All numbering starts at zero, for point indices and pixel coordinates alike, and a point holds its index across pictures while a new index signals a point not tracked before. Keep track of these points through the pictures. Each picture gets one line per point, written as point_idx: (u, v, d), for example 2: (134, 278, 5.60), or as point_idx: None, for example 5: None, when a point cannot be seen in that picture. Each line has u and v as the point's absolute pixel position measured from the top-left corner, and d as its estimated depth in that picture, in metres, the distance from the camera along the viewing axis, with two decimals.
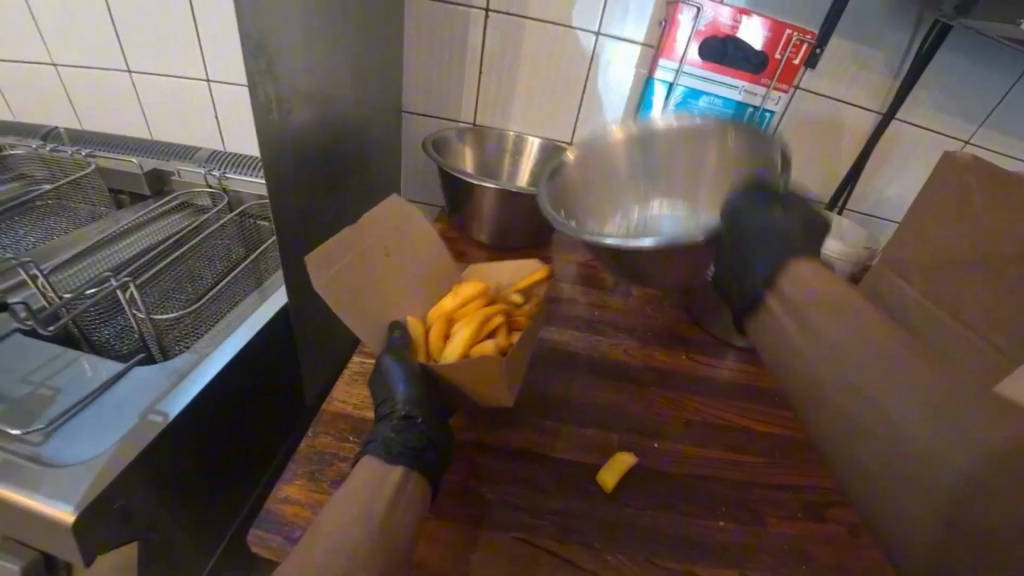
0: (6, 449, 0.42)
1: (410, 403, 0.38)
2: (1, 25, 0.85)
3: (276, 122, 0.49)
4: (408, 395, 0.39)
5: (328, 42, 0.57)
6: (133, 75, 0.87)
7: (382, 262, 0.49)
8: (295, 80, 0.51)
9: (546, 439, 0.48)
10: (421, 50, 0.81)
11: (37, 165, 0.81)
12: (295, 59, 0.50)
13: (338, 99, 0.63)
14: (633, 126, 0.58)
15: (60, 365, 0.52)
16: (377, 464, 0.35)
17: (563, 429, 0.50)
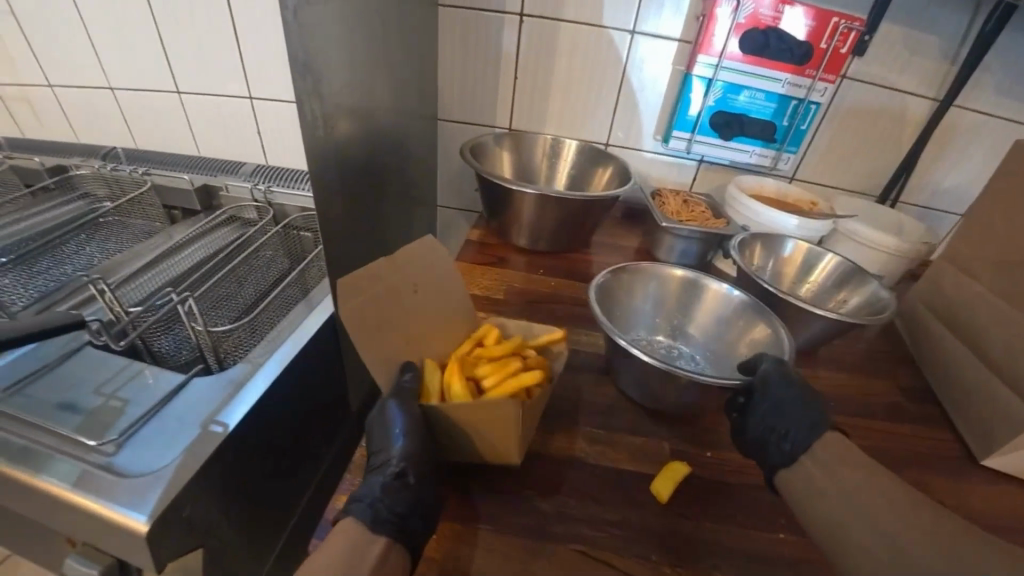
0: (83, 459, 0.45)
1: (405, 458, 0.37)
2: (63, 54, 0.90)
3: (322, 139, 0.50)
4: (405, 449, 0.38)
5: (368, 56, 0.58)
6: (183, 96, 0.91)
7: (410, 294, 0.50)
8: (338, 95, 0.52)
9: (596, 448, 0.47)
10: (456, 58, 0.81)
11: (99, 184, 0.86)
12: (337, 74, 0.51)
13: (378, 112, 0.64)
14: (692, 273, 0.59)
15: (128, 377, 0.55)
16: (360, 528, 0.34)
17: (613, 437, 0.49)
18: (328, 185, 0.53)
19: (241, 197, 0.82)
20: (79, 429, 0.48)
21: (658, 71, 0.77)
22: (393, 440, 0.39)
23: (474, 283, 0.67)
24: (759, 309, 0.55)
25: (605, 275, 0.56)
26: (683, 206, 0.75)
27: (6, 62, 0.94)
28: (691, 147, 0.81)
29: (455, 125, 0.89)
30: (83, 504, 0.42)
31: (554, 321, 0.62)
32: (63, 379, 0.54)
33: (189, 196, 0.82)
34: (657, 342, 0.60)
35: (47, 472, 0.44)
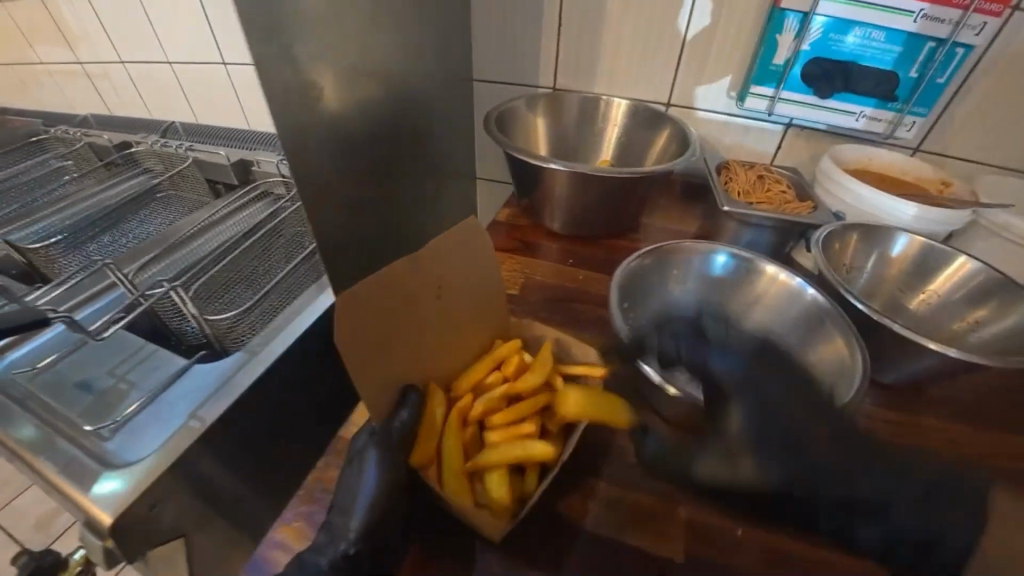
0: (81, 443, 0.46)
1: (359, 537, 0.32)
2: (126, 28, 0.93)
3: (292, 109, 0.43)
4: (361, 522, 0.33)
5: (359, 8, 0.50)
6: (229, 67, 0.90)
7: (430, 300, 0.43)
8: (315, 55, 0.45)
9: (587, 502, 0.38)
10: (492, 9, 0.71)
11: (154, 159, 0.90)
12: (313, 28, 0.43)
13: (380, 74, 0.56)
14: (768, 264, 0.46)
15: (139, 358, 0.56)
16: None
17: (617, 494, 0.39)
18: (307, 163, 0.47)
19: (271, 171, 0.81)
20: (85, 412, 0.50)
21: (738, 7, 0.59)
22: (356, 493, 0.34)
23: None
24: (836, 318, 0.41)
25: (636, 257, 0.45)
26: (756, 185, 0.59)
27: (87, 42, 0.99)
28: (774, 108, 0.64)
29: (495, 87, 0.79)
30: (67, 491, 0.43)
31: (571, 325, 0.51)
32: (86, 357, 0.56)
33: (225, 171, 0.82)
34: None
35: (46, 453, 0.45)
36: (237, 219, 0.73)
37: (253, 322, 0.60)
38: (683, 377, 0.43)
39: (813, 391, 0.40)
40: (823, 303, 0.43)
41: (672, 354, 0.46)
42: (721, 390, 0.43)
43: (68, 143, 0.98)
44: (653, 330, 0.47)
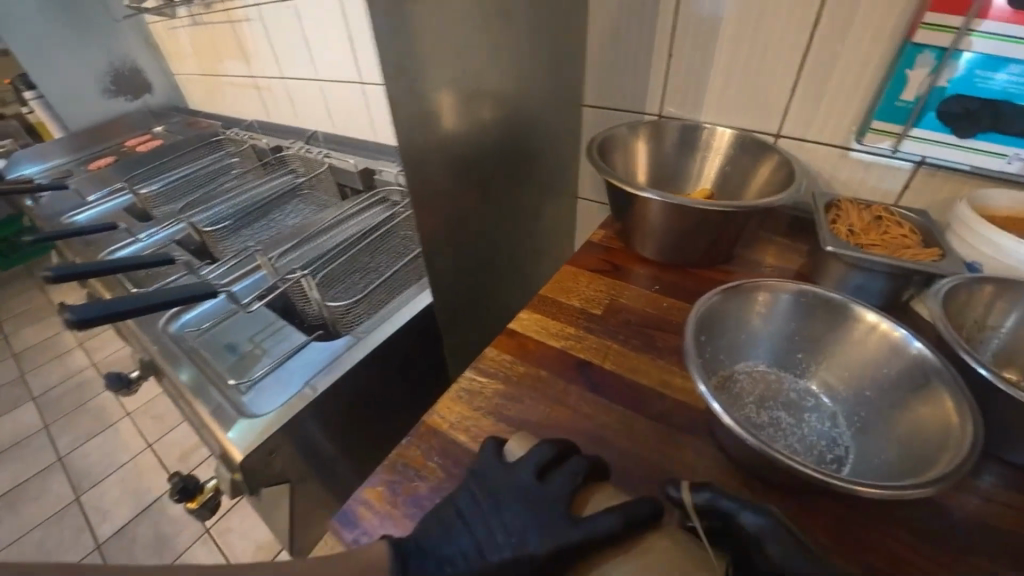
0: (226, 393, 0.57)
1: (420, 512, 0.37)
2: (291, 51, 1.09)
3: (406, 131, 0.49)
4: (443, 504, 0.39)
5: (472, 35, 0.55)
6: (363, 85, 1.01)
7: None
8: (430, 78, 0.50)
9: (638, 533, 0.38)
10: (603, 38, 0.72)
11: (299, 161, 1.04)
12: (430, 57, 0.49)
13: (486, 97, 0.61)
14: (887, 324, 0.41)
15: (272, 331, 0.67)
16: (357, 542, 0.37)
17: None
18: (413, 174, 0.53)
19: (390, 180, 0.90)
20: (231, 371, 0.61)
21: (871, 27, 0.53)
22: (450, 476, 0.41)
23: (572, 293, 0.59)
24: (940, 379, 0.37)
25: (719, 292, 0.45)
26: (868, 224, 0.55)
27: (258, 57, 1.19)
28: (899, 146, 0.56)
29: (600, 111, 0.80)
30: (215, 429, 0.54)
31: (646, 351, 0.51)
32: (235, 325, 0.68)
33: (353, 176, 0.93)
34: (781, 380, 0.46)
35: (201, 397, 0.57)
36: (359, 220, 0.83)
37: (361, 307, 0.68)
38: (758, 420, 0.42)
39: (903, 454, 0.36)
40: (931, 359, 0.38)
41: (749, 394, 0.45)
42: (800, 440, 0.41)
43: (238, 143, 1.18)
44: (731, 368, 0.46)
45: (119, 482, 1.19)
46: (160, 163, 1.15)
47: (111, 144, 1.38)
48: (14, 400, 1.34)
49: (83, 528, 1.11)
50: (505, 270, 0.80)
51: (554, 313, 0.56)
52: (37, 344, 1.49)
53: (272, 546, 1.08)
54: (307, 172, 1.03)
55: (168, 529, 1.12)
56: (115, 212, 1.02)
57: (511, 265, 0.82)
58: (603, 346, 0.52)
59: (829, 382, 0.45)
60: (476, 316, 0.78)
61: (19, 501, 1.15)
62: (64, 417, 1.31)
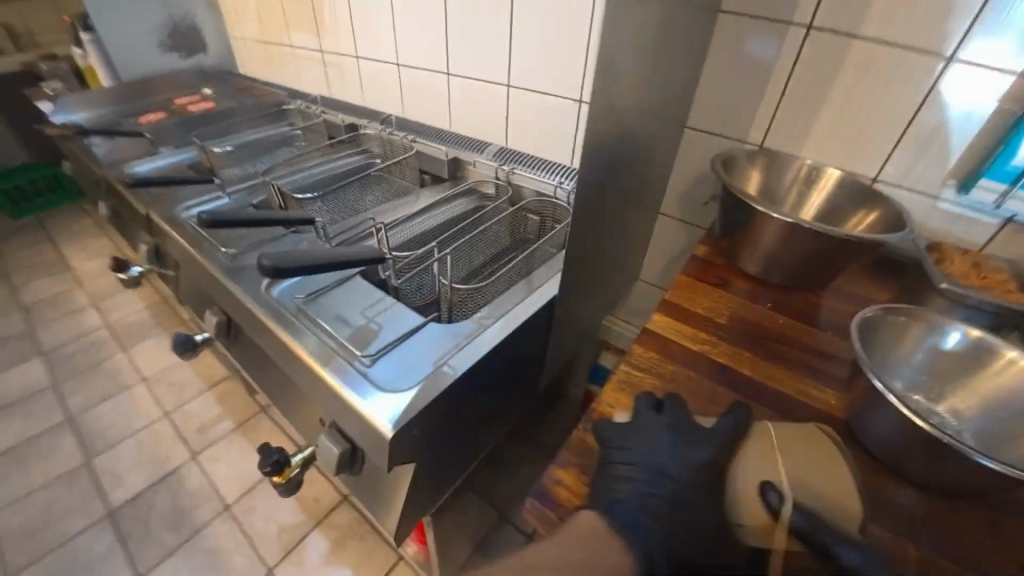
0: (351, 363, 0.55)
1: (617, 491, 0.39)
2: (376, 33, 1.09)
3: (590, 130, 0.51)
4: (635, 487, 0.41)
5: (646, 50, 0.57)
6: (450, 77, 1.02)
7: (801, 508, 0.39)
8: (614, 84, 0.53)
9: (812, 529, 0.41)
10: (720, 69, 0.78)
11: (376, 142, 1.02)
12: (619, 65, 0.51)
13: (636, 110, 0.63)
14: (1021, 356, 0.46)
15: (383, 307, 0.64)
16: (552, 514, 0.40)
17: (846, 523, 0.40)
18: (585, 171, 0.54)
19: (484, 173, 0.88)
20: (347, 334, 0.59)
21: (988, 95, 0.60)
22: None
23: (696, 302, 0.63)
24: None
25: (873, 309, 0.49)
26: (971, 269, 0.60)
27: (334, 33, 1.17)
28: (1002, 203, 0.63)
29: (701, 135, 0.85)
30: (352, 401, 0.51)
31: (775, 361, 0.56)
32: (345, 292, 0.67)
33: (440, 164, 0.91)
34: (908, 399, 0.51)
35: (331, 366, 0.55)
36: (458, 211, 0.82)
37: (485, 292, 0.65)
38: None
39: None
40: None
41: None
42: None
43: (306, 117, 1.16)
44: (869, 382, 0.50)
45: (135, 449, 1.15)
46: (221, 127, 1.12)
47: (156, 100, 1.34)
48: (21, 355, 1.28)
49: (95, 493, 1.06)
50: (600, 275, 0.82)
51: (684, 318, 0.60)
52: (46, 298, 1.43)
53: (297, 530, 1.05)
54: (384, 154, 1.01)
55: (186, 502, 1.08)
56: (178, 166, 1.00)
57: (605, 271, 0.83)
58: (737, 354, 0.56)
59: (956, 406, 0.49)
60: (572, 316, 0.78)
61: (28, 460, 1.09)
62: (75, 376, 1.26)
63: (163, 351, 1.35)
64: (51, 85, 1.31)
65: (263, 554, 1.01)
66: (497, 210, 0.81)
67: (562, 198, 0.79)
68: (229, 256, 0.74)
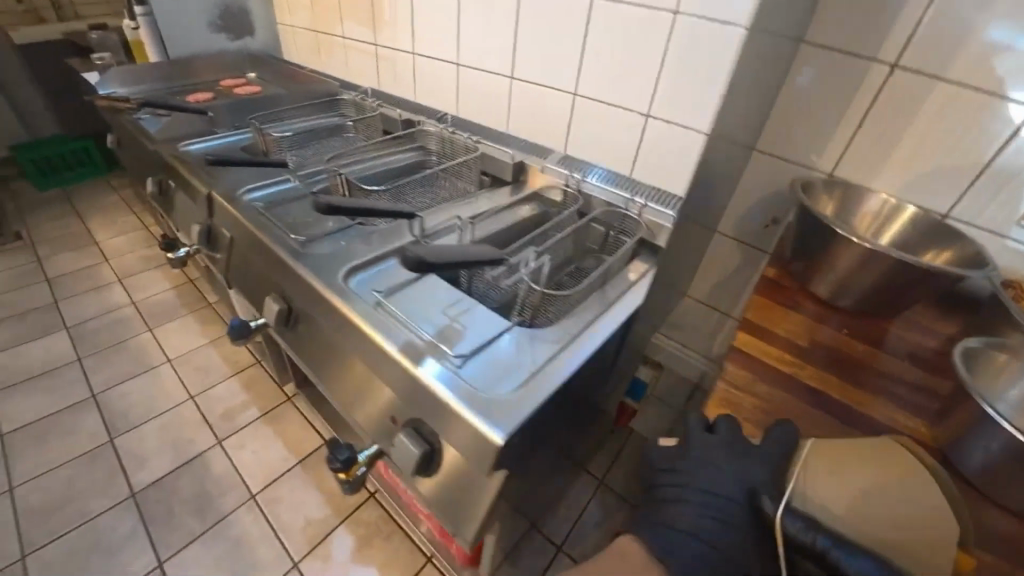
0: (442, 361, 0.54)
1: None
2: (437, 33, 1.09)
3: None
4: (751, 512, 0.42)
5: None
6: (513, 81, 1.01)
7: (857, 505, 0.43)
8: None
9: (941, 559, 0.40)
10: (796, 98, 0.80)
11: (435, 141, 1.01)
12: None
13: None
14: None
15: (466, 309, 0.63)
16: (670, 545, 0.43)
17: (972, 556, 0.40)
18: None
19: (551, 179, 0.88)
20: (432, 333, 0.58)
21: None
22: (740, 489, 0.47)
23: (777, 322, 0.65)
24: None
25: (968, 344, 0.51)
26: None
27: (391, 28, 1.17)
28: None
29: (769, 160, 0.86)
30: (447, 403, 0.49)
31: (863, 389, 0.56)
32: (421, 288, 0.65)
33: (504, 168, 0.91)
34: None
35: (420, 365, 0.53)
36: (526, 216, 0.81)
37: (569, 297, 0.63)
38: None
39: None
40: None
41: None
42: None
43: (360, 110, 1.15)
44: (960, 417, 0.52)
45: (159, 430, 1.14)
46: (277, 114, 1.11)
47: (199, 79, 1.33)
48: (47, 328, 1.31)
49: (118, 473, 1.06)
50: (663, 291, 0.82)
51: (767, 338, 0.61)
52: (71, 272, 1.47)
53: (323, 525, 1.02)
54: (444, 154, 1.00)
55: (211, 489, 1.06)
56: (229, 147, 0.99)
57: (667, 287, 0.83)
58: (826, 379, 0.56)
59: None
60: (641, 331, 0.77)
61: (51, 433, 1.10)
62: (99, 352, 1.28)
63: (188, 334, 1.36)
64: (99, 54, 1.37)
65: (288, 548, 0.98)
66: (567, 221, 0.80)
67: (635, 211, 0.79)
68: (298, 244, 0.72)
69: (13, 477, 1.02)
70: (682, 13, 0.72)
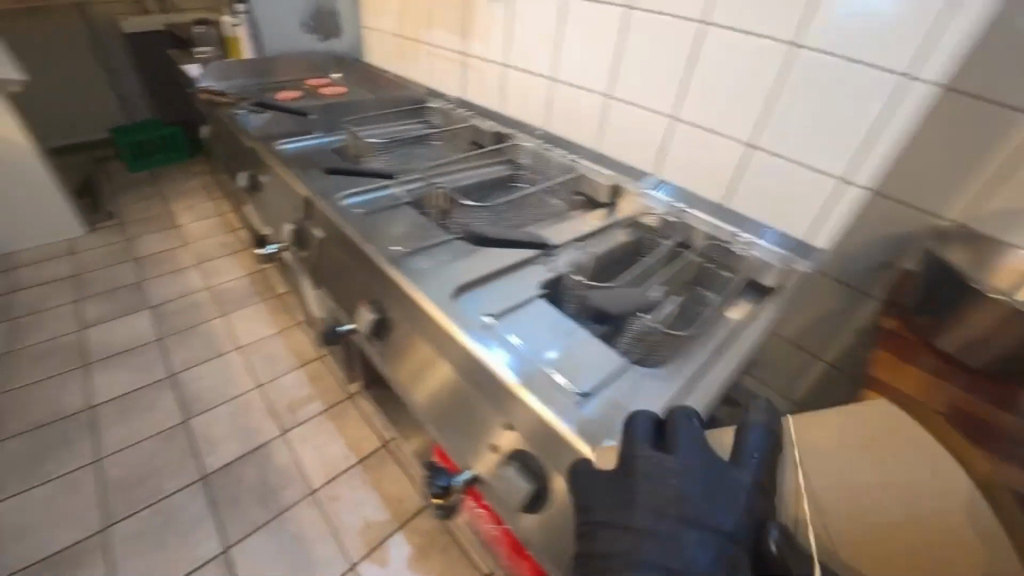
0: (564, 396, 0.50)
1: None
2: (532, 45, 1.08)
3: None
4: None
5: None
6: (609, 99, 1.00)
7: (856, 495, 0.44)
8: None
9: None
10: (929, 135, 0.67)
11: (529, 155, 1.01)
12: None
13: None
14: None
15: (574, 337, 0.58)
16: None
17: None
18: None
19: (649, 205, 0.87)
20: (546, 361, 0.54)
21: None
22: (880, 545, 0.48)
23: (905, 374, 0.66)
24: None
25: None
26: None
27: (482, 38, 1.17)
28: None
29: (887, 202, 0.73)
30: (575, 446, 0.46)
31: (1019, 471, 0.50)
32: (530, 307, 0.62)
33: (600, 190, 0.91)
34: None
35: (539, 400, 0.49)
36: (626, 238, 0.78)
37: (685, 328, 0.62)
38: None
39: None
40: None
41: None
42: None
43: (449, 119, 1.17)
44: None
45: (228, 416, 1.18)
46: (369, 117, 1.13)
47: (288, 78, 1.38)
48: (132, 307, 1.41)
49: (190, 454, 1.10)
50: None
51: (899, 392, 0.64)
52: (156, 253, 1.60)
53: (382, 528, 1.02)
54: (536, 169, 1.00)
55: (274, 480, 1.08)
56: (319, 147, 1.00)
57: None
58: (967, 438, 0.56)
59: None
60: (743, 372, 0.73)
61: (135, 409, 1.16)
62: (178, 333, 1.35)
63: (256, 323, 1.40)
64: (201, 49, 1.50)
65: (346, 547, 0.99)
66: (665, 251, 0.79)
67: (739, 247, 0.76)
68: (402, 256, 0.68)
69: (98, 449, 1.08)
70: (804, 49, 0.74)
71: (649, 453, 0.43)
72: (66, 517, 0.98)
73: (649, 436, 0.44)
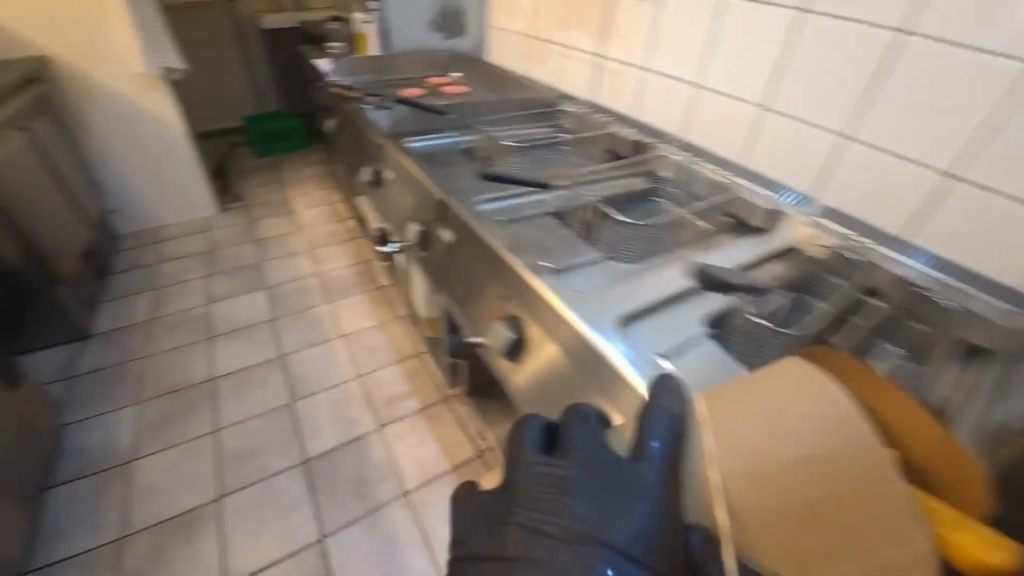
0: None
1: None
2: (677, 50, 1.00)
3: None
4: None
5: None
6: (764, 112, 0.90)
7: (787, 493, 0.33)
8: None
9: None
10: None
11: (673, 169, 0.95)
12: None
13: None
14: None
15: None
16: None
17: None
18: None
19: (819, 234, 0.76)
20: None
21: None
22: None
23: None
24: None
25: None
26: None
27: (621, 41, 1.11)
28: None
29: None
30: None
31: None
32: (705, 348, 0.53)
33: (755, 210, 0.81)
34: None
35: None
36: (797, 271, 0.68)
37: (899, 395, 0.50)
38: None
39: None
40: None
41: None
42: None
43: (581, 126, 1.13)
44: None
45: (330, 402, 1.21)
46: (497, 119, 1.11)
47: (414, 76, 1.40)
48: (251, 286, 1.51)
49: (294, 436, 1.13)
50: None
51: None
52: (274, 237, 1.72)
53: None
54: (679, 186, 0.93)
55: (370, 474, 1.08)
56: (450, 146, 0.99)
57: None
58: None
59: None
60: None
61: (249, 385, 1.23)
62: (288, 316, 1.41)
63: (359, 313, 1.44)
64: (333, 45, 1.58)
65: (439, 557, 0.96)
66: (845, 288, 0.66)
67: (942, 294, 0.64)
68: (550, 273, 0.63)
69: (216, 420, 1.15)
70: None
71: (538, 460, 0.44)
72: (188, 480, 1.04)
73: (556, 450, 0.45)
